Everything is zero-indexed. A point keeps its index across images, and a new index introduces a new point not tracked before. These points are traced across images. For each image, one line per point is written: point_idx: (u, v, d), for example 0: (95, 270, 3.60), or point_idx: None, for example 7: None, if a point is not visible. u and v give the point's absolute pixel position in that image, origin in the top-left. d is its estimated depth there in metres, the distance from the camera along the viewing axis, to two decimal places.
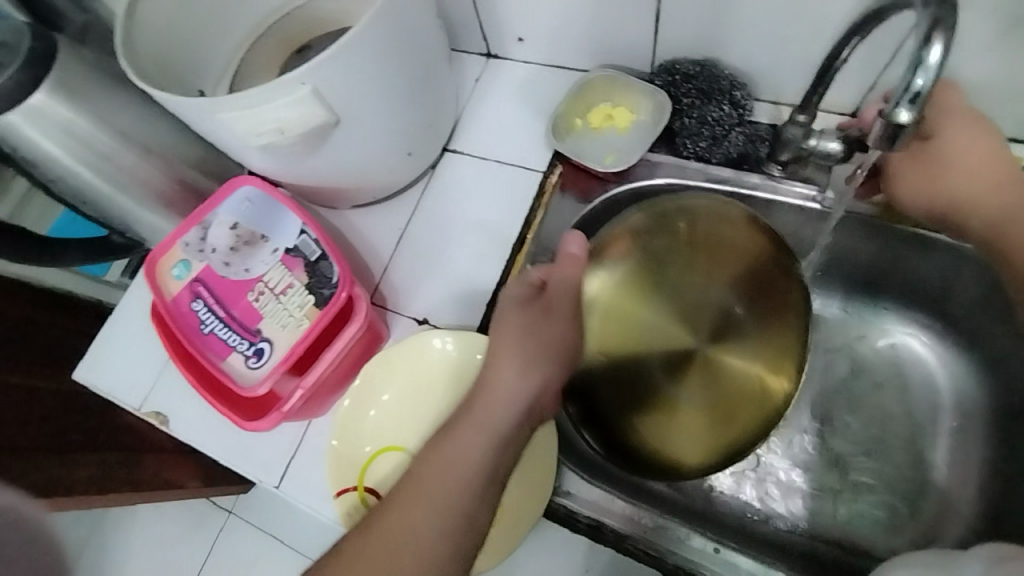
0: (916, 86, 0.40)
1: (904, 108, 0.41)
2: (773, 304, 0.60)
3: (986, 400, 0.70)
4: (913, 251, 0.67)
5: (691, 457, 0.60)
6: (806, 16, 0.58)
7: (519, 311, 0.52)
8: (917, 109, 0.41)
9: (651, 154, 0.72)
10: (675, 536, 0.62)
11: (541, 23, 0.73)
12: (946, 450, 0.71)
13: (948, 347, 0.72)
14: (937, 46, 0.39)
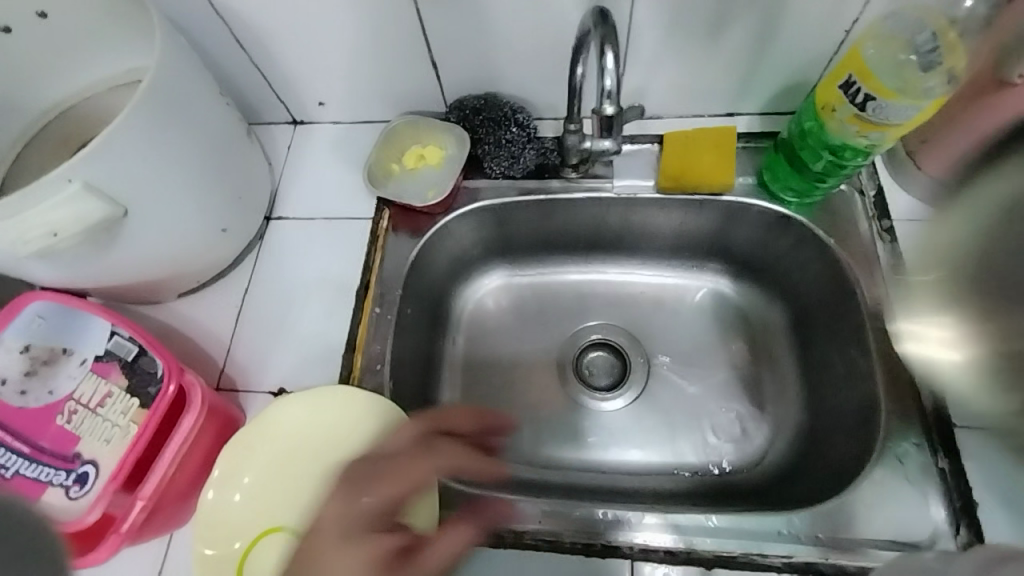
0: (608, 86, 0.61)
1: (607, 105, 0.63)
2: None
3: (785, 314, 0.81)
4: (691, 212, 0.79)
5: None
6: (548, 43, 0.70)
7: (354, 514, 0.47)
8: (615, 102, 0.63)
9: (468, 182, 0.80)
10: (567, 512, 0.61)
11: (336, 84, 0.78)
12: None
13: (747, 286, 0.84)
14: (610, 55, 0.59)
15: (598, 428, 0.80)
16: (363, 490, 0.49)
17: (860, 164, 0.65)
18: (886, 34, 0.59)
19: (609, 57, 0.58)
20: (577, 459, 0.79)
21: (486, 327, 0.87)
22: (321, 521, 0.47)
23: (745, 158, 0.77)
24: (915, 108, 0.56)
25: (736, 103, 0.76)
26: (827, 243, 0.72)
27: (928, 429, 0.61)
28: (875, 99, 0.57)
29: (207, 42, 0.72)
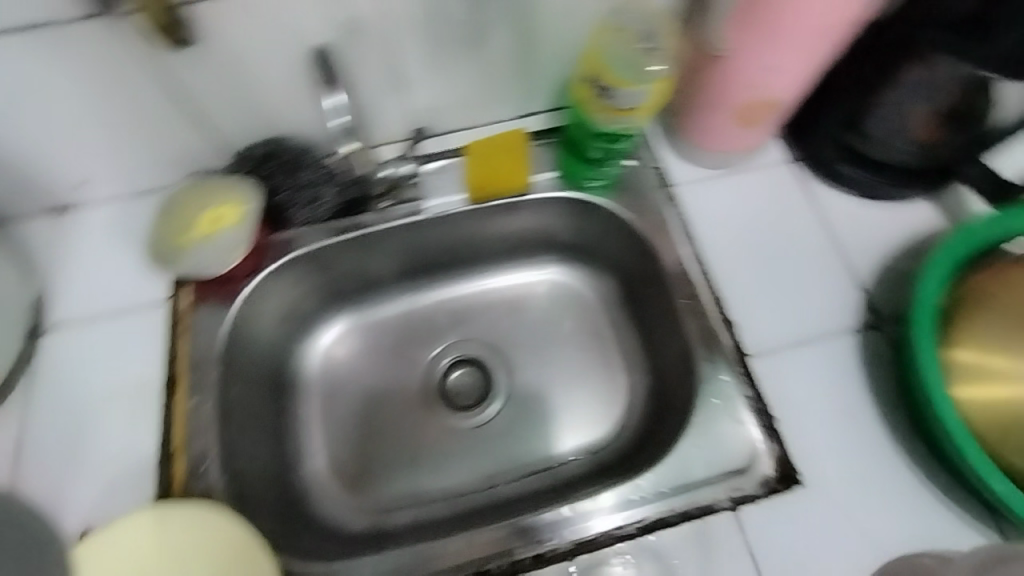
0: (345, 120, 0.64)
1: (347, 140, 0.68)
2: None
3: (618, 284, 0.86)
4: (507, 215, 0.81)
5: None
6: (311, 78, 0.67)
7: None
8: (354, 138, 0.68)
9: (276, 235, 0.75)
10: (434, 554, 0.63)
11: (88, 158, 0.69)
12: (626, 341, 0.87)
13: (580, 266, 0.88)
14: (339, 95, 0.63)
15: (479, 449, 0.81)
16: None
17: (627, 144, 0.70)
18: (617, 25, 0.64)
19: (344, 96, 0.64)
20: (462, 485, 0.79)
21: (338, 377, 0.83)
22: None
23: (545, 154, 0.80)
24: (645, 92, 0.61)
25: (525, 103, 0.78)
26: (623, 217, 0.78)
27: (734, 363, 0.67)
28: (602, 84, 0.62)
29: None
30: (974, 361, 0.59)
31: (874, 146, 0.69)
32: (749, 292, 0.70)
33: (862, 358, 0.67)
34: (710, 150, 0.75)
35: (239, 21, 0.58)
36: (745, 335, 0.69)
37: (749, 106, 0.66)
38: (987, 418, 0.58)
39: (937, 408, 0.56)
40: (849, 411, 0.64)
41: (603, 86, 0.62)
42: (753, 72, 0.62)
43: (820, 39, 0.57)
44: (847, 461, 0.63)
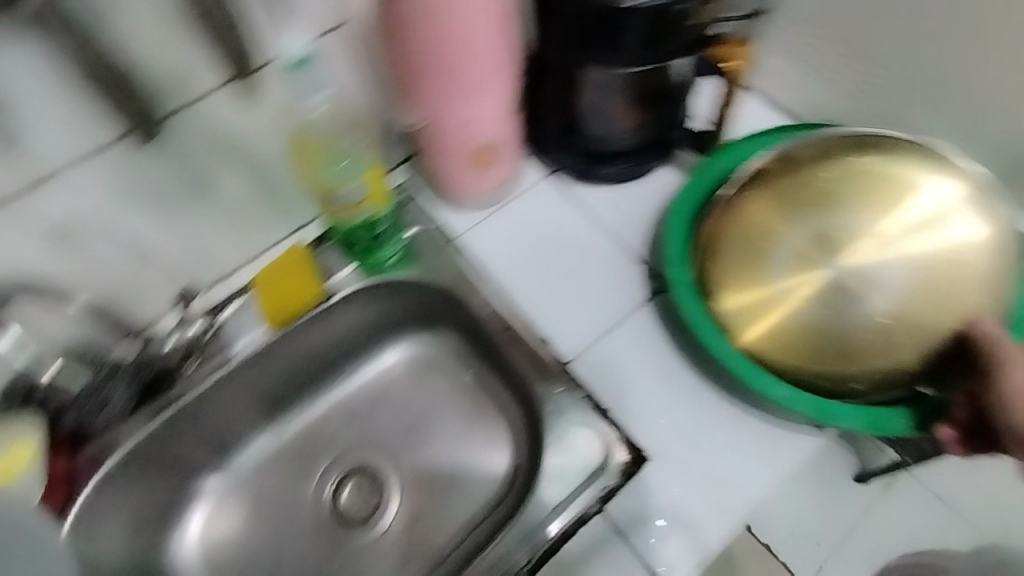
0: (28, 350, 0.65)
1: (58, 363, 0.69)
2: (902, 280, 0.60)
3: (460, 335, 0.88)
4: (321, 325, 0.81)
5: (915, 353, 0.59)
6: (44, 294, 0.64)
7: None
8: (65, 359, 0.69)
9: (81, 454, 0.70)
10: None
11: None
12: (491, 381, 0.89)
13: (421, 332, 0.90)
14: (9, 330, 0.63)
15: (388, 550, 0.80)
16: None
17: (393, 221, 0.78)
18: (315, 136, 0.69)
19: (14, 328, 0.64)
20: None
21: (221, 554, 0.79)
22: None
23: (330, 256, 0.81)
24: (361, 183, 0.71)
25: (290, 219, 0.79)
26: (426, 282, 0.80)
27: (562, 374, 0.71)
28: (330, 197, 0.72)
29: None
30: (730, 298, 0.64)
31: (597, 142, 0.76)
32: (550, 303, 0.76)
33: (659, 321, 0.74)
34: (470, 195, 0.78)
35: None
36: (559, 343, 0.75)
37: (480, 148, 0.70)
38: (755, 339, 0.63)
39: (713, 348, 0.63)
40: (664, 372, 0.72)
41: (330, 199, 0.72)
42: (461, 120, 0.65)
43: (487, 86, 0.62)
44: (674, 418, 0.70)
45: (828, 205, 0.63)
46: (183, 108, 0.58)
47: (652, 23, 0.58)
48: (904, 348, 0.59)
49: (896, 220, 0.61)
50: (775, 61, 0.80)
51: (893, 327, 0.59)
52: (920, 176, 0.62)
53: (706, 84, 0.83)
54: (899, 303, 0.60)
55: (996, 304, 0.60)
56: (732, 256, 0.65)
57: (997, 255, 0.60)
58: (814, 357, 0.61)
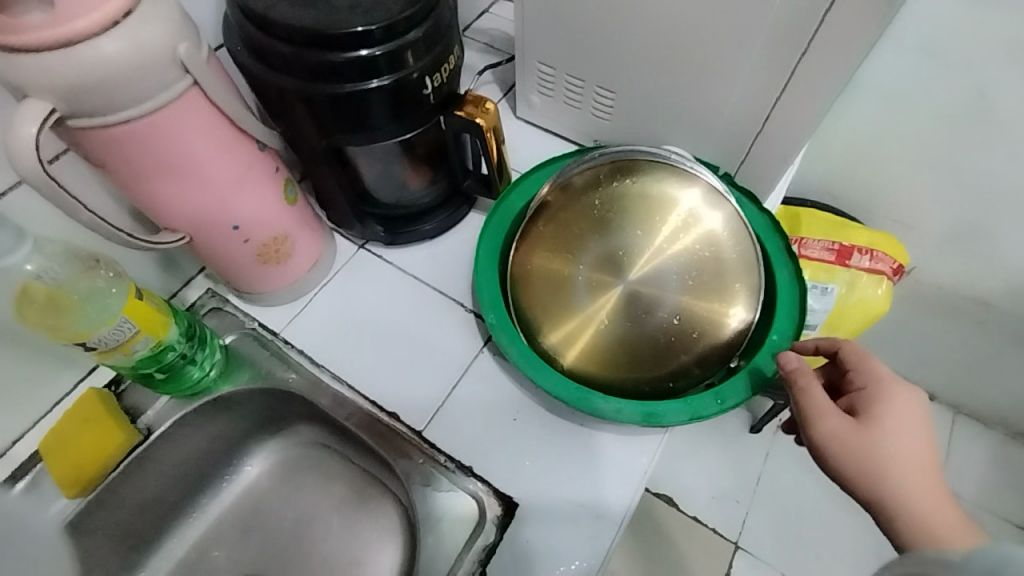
0: None
1: None
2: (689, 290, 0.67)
3: (312, 428, 0.83)
4: (144, 468, 0.72)
5: (707, 347, 0.66)
6: None
7: None
8: None
9: None
10: None
11: None
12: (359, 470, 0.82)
13: (273, 437, 0.84)
14: None
15: None
16: None
17: (179, 347, 0.67)
18: (47, 288, 0.56)
19: None
20: None
21: None
22: None
23: (132, 396, 0.73)
24: (126, 319, 0.58)
25: (73, 364, 0.71)
26: (253, 388, 0.75)
27: (420, 443, 0.69)
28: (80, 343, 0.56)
29: None
30: (548, 331, 0.67)
31: (396, 205, 0.80)
32: (389, 373, 0.73)
33: (502, 366, 0.73)
34: (274, 291, 0.75)
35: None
36: (410, 414, 0.71)
37: (264, 245, 0.68)
38: (575, 362, 0.66)
39: (541, 381, 0.64)
40: (523, 412, 0.70)
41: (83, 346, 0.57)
42: (222, 215, 0.62)
43: (240, 188, 0.62)
44: (545, 461, 0.68)
45: (607, 226, 0.70)
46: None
47: (392, 100, 0.62)
48: (697, 338, 0.66)
49: (658, 230, 0.69)
50: (535, 98, 0.92)
51: (679, 324, 0.66)
52: (670, 186, 0.71)
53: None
54: (678, 300, 0.67)
55: (756, 283, 0.68)
56: (539, 288, 0.69)
57: (744, 239, 0.69)
58: (627, 366, 0.66)
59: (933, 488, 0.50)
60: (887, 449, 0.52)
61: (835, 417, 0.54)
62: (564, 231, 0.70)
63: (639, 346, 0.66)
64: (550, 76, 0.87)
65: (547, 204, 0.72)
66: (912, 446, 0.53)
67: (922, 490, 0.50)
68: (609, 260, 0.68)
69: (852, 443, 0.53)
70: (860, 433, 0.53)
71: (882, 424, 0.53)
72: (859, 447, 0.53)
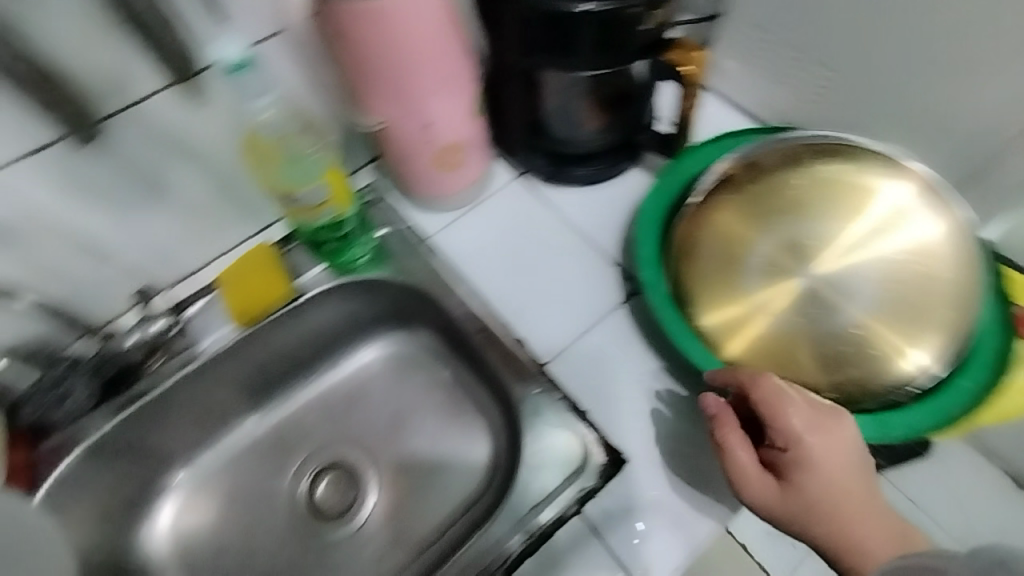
0: None
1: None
2: (880, 305, 0.62)
3: (431, 334, 0.88)
4: (289, 323, 0.81)
5: (886, 372, 0.60)
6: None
7: None
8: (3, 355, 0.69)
9: (47, 445, 0.72)
10: None
11: None
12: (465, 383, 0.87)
13: (394, 333, 0.90)
14: None
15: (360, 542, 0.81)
16: None
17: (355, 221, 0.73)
18: (269, 138, 0.63)
19: None
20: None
21: (194, 545, 0.82)
22: None
23: (296, 255, 0.81)
24: (321, 183, 0.65)
25: (255, 219, 0.79)
26: (397, 281, 0.80)
27: (540, 376, 0.69)
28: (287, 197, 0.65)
29: None
30: (710, 306, 0.64)
31: (567, 143, 0.78)
32: (522, 303, 0.75)
33: (637, 326, 0.72)
34: (437, 197, 0.79)
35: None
36: (535, 345, 0.73)
37: (444, 152, 0.72)
38: (732, 346, 0.63)
39: (687, 351, 0.62)
40: (645, 376, 0.70)
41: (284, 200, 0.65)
42: (417, 113, 0.65)
43: (439, 91, 0.64)
44: (652, 431, 0.68)
45: (800, 211, 0.65)
46: (126, 108, 0.59)
47: (603, 29, 0.60)
48: (877, 358, 0.60)
49: (844, 229, 0.64)
50: (730, 64, 0.84)
51: (860, 336, 0.61)
52: (884, 186, 0.65)
53: (669, 83, 0.84)
54: (866, 312, 0.62)
55: (962, 320, 0.61)
56: (706, 258, 0.65)
57: (958, 265, 0.62)
58: (791, 366, 0.61)
59: (871, 529, 0.53)
60: (814, 503, 0.54)
61: (757, 483, 0.55)
62: (751, 206, 0.66)
63: (807, 348, 0.61)
64: (759, 41, 0.79)
65: (731, 174, 0.68)
66: (843, 498, 0.54)
67: (858, 533, 0.53)
68: (796, 247, 0.64)
69: (776, 499, 0.55)
70: (781, 497, 0.55)
71: (808, 478, 0.54)
72: (785, 506, 0.54)
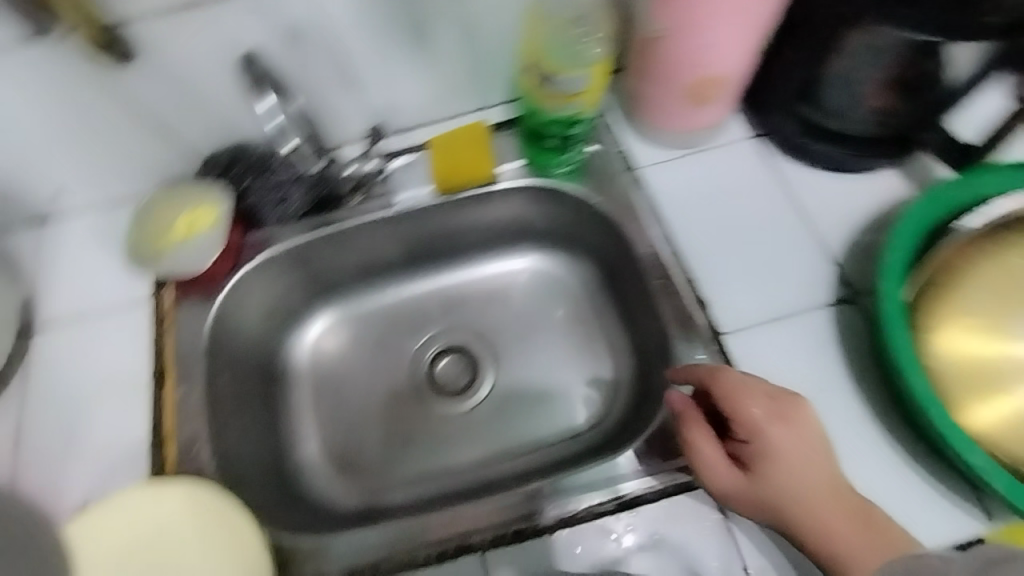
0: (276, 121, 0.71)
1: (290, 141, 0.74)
2: None
3: (594, 268, 0.88)
4: (478, 206, 0.83)
5: None
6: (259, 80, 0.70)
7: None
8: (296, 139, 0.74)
9: (254, 235, 0.79)
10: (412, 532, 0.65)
11: (67, 173, 0.74)
12: (609, 327, 0.86)
13: (557, 255, 0.90)
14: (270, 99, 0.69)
15: (469, 427, 0.85)
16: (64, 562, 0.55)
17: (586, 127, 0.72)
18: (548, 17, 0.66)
19: (272, 97, 0.69)
20: (470, 463, 0.83)
21: (325, 369, 0.87)
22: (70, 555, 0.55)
23: (507, 143, 0.82)
24: (585, 76, 0.65)
25: (482, 98, 0.81)
26: (592, 202, 0.79)
27: (710, 341, 0.69)
28: (548, 75, 0.65)
29: None
30: (961, 354, 0.63)
31: (833, 117, 0.71)
32: (714, 267, 0.73)
33: (838, 331, 0.69)
34: (667, 131, 0.77)
35: (182, 37, 0.64)
36: (717, 313, 0.71)
37: (704, 84, 0.67)
38: (974, 406, 0.62)
39: (909, 379, 0.59)
40: (826, 384, 0.67)
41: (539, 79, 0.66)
42: (704, 34, 0.62)
43: (739, 16, 0.60)
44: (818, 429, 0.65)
45: None
46: None
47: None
48: None
49: None
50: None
51: None
52: None
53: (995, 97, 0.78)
54: None
55: None
56: (973, 305, 0.65)
57: None
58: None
59: (841, 521, 0.57)
60: (777, 489, 0.58)
61: (726, 473, 0.60)
62: None
63: None
64: None
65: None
66: (804, 482, 0.58)
67: (824, 516, 0.57)
68: None
69: (743, 486, 0.59)
70: (747, 484, 0.59)
71: (769, 467, 0.59)
72: (751, 492, 0.59)
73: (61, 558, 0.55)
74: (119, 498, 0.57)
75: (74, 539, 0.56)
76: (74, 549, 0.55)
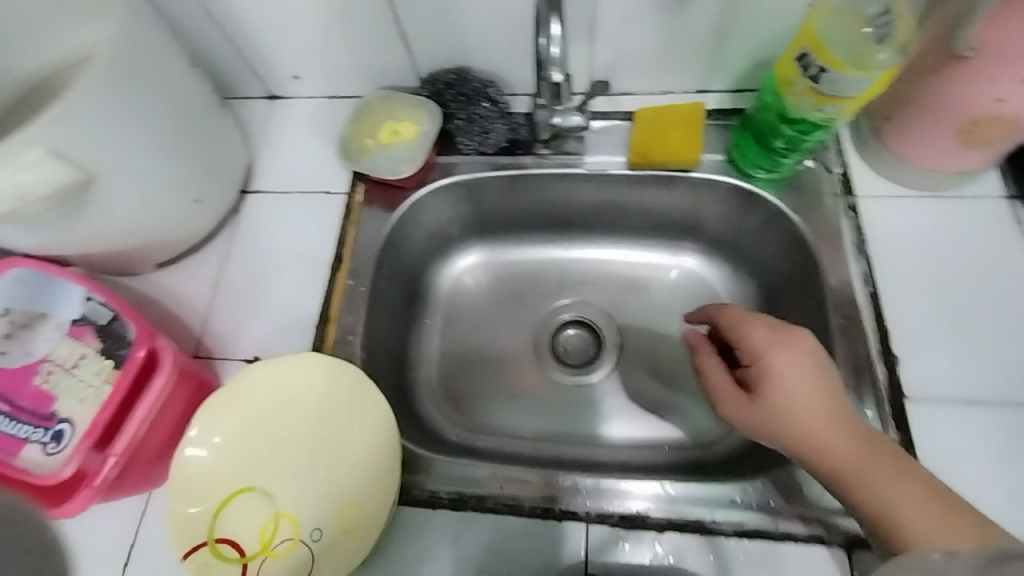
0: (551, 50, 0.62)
1: (554, 72, 0.64)
2: None
3: (757, 288, 0.82)
4: (661, 190, 0.80)
5: None
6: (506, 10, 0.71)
7: (236, 422, 0.62)
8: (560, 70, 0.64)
9: (442, 158, 0.82)
10: (518, 479, 0.66)
11: (310, 57, 0.80)
12: None
13: (719, 264, 0.85)
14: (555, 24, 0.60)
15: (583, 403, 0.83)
16: (224, 398, 0.62)
17: (820, 138, 0.67)
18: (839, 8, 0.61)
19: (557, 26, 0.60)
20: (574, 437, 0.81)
21: (458, 302, 0.89)
22: (229, 394, 0.63)
23: (713, 133, 0.78)
24: (866, 80, 0.58)
25: (704, 79, 0.78)
26: (790, 218, 0.73)
27: (887, 402, 0.63)
28: (828, 72, 0.59)
29: (191, 26, 0.76)
30: None
31: None
32: (912, 325, 0.65)
33: None
34: (909, 165, 0.69)
35: None
36: (905, 374, 0.64)
37: (983, 122, 0.60)
38: None
39: None
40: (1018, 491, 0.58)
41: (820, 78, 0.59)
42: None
43: None
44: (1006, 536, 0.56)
45: None
46: None
47: None
48: None
49: None
50: None
51: None
52: None
53: None
54: None
55: None
56: None
57: None
58: None
59: (849, 446, 0.53)
60: (777, 409, 0.56)
61: (730, 399, 0.60)
62: None
63: None
64: None
65: None
66: (806, 406, 0.55)
67: (830, 438, 0.53)
68: None
69: (746, 409, 0.58)
70: (749, 408, 0.58)
71: (767, 388, 0.57)
72: (755, 415, 0.57)
73: (223, 394, 0.63)
74: (279, 360, 0.64)
75: (236, 384, 0.63)
76: (233, 390, 0.63)
